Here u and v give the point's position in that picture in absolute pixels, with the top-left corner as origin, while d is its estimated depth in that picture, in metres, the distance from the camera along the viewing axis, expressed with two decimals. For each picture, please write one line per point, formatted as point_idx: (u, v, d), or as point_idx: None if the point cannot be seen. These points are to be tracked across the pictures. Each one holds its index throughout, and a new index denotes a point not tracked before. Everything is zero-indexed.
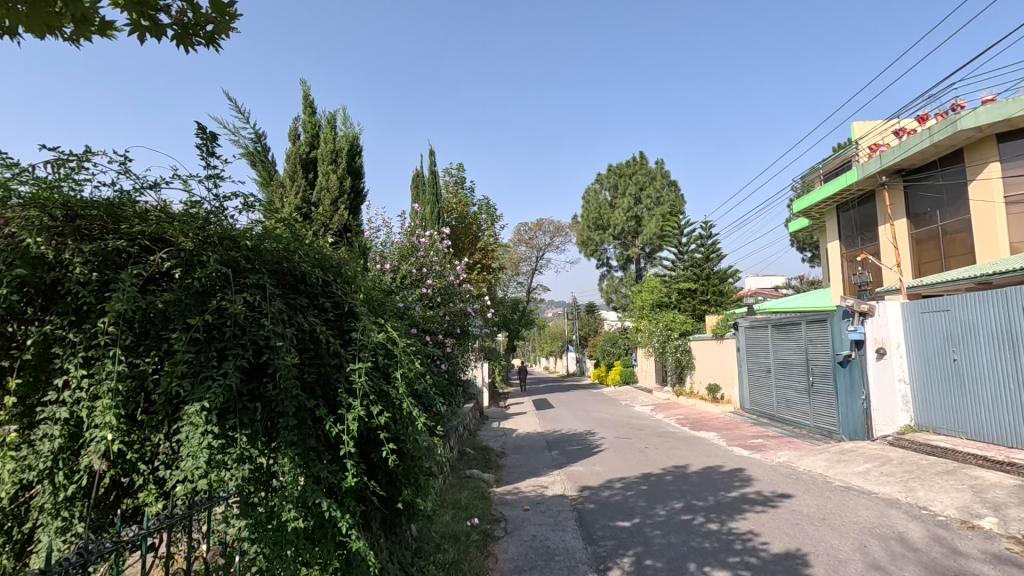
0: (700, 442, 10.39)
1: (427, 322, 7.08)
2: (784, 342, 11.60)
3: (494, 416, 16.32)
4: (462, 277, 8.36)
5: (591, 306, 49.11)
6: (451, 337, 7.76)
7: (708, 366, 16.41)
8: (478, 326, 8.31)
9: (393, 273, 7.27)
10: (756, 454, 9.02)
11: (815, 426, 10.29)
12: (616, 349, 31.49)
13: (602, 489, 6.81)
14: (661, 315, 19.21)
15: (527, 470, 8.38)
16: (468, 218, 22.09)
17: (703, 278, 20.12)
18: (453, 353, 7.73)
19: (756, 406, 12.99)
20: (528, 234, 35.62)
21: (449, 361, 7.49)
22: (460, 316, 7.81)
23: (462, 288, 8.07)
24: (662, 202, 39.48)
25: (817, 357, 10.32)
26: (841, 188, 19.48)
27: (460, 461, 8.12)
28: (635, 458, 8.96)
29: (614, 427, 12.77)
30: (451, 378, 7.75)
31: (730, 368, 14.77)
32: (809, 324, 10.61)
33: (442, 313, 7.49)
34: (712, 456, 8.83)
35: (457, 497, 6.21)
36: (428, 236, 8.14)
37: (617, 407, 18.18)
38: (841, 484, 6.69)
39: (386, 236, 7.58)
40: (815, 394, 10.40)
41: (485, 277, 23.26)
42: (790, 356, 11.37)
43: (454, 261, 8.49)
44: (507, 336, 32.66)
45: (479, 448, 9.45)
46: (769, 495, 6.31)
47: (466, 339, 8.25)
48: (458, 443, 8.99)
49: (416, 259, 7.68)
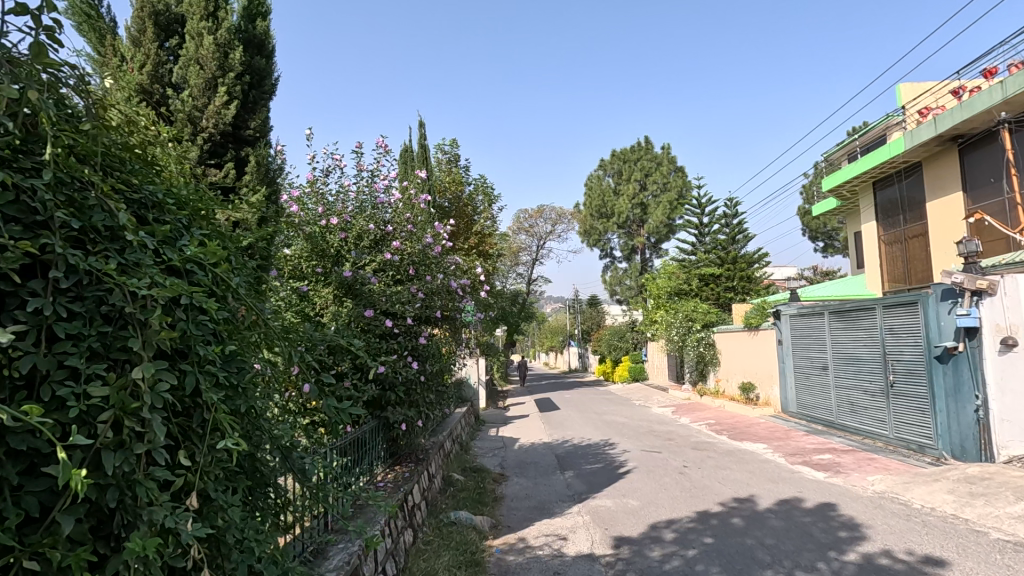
0: (753, 459, 8.18)
1: (386, 306, 4.86)
2: (849, 334, 9.40)
3: (491, 420, 14.13)
4: (447, 245, 6.16)
5: (593, 299, 46.83)
6: (429, 323, 5.48)
7: (739, 363, 14.20)
8: (466, 311, 6.10)
9: (343, 234, 4.98)
10: (837, 479, 6.85)
11: (896, 438, 8.15)
12: (623, 344, 29.26)
13: (649, 548, 4.62)
14: (680, 304, 16.99)
15: (534, 505, 6.13)
16: (463, 199, 19.96)
17: (728, 262, 17.94)
18: (434, 345, 5.52)
19: (806, 409, 10.84)
20: (528, 221, 33.36)
21: (426, 368, 5.31)
22: (441, 296, 5.50)
23: (446, 259, 5.81)
24: (669, 189, 37.23)
25: (898, 351, 8.14)
26: (882, 160, 17.25)
27: (441, 494, 5.95)
28: (677, 485, 6.75)
29: (637, 436, 10.62)
30: (433, 377, 5.55)
31: (769, 365, 12.57)
32: (886, 309, 8.40)
33: (414, 290, 5.16)
34: (781, 484, 6.63)
35: (432, 570, 3.99)
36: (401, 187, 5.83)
37: (631, 408, 16.04)
38: (1006, 539, 4.49)
39: (338, 181, 5.34)
40: (894, 398, 8.23)
41: (482, 265, 21.04)
42: (856, 351, 9.19)
43: (438, 223, 6.27)
44: (506, 329, 30.42)
45: (471, 470, 7.30)
46: (911, 561, 4.10)
47: (449, 329, 5.99)
48: (443, 466, 6.82)
49: (376, 213, 5.34)
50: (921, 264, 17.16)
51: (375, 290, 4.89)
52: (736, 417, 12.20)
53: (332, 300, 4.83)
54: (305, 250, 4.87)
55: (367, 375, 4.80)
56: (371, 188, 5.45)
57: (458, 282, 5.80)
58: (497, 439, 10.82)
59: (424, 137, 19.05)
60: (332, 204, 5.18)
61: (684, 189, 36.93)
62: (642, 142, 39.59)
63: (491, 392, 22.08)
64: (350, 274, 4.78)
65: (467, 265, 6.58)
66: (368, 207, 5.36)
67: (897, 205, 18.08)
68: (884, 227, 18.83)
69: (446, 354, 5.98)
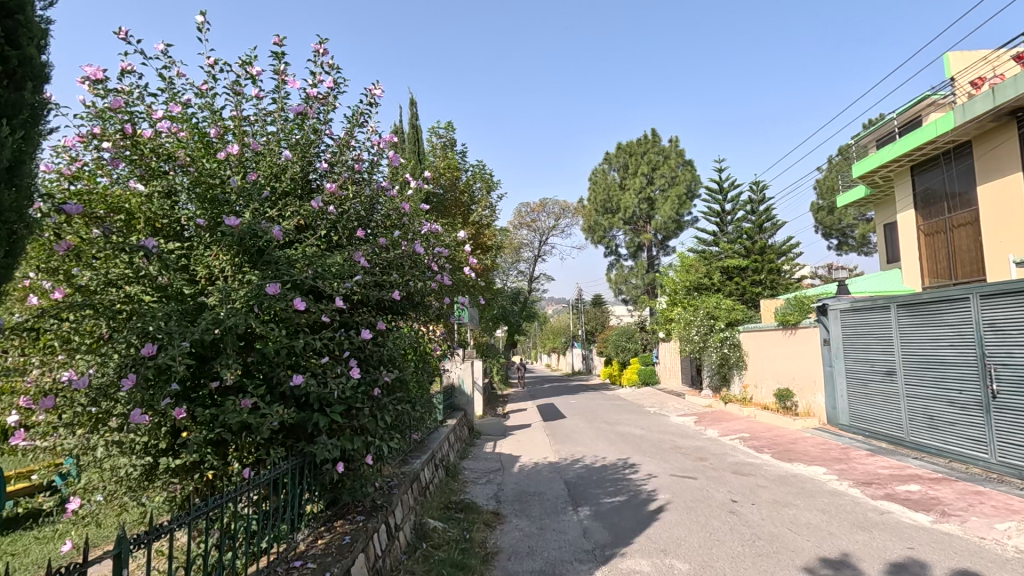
0: (820, 491, 6.39)
1: (306, 280, 3.01)
2: (926, 332, 7.66)
3: (488, 431, 12.34)
4: (423, 207, 4.44)
5: (597, 298, 45.02)
6: (385, 313, 3.74)
7: (772, 366, 12.43)
8: (445, 296, 4.33)
9: (250, 175, 3.22)
10: (949, 524, 5.08)
11: (1001, 465, 6.40)
12: (631, 345, 27.29)
13: None
14: (700, 300, 15.19)
15: (539, 570, 4.31)
16: (458, 186, 18.28)
17: (755, 253, 16.18)
18: (401, 344, 3.75)
19: (862, 423, 9.07)
20: (529, 215, 31.46)
21: (385, 377, 3.47)
22: (404, 269, 3.70)
23: (419, 224, 4.10)
24: (677, 182, 35.33)
25: (1004, 354, 6.37)
26: (924, 141, 15.47)
27: (406, 559, 4.15)
28: (735, 535, 4.96)
29: (663, 455, 8.87)
30: (396, 389, 3.80)
31: (810, 368, 10.80)
32: (985, 299, 6.65)
33: (358, 258, 3.37)
34: (879, 534, 4.85)
35: None
36: (360, 119, 4.03)
37: (647, 416, 14.30)
38: None
39: (251, 98, 3.55)
40: (997, 413, 6.46)
41: (479, 259, 19.29)
42: (936, 353, 7.46)
43: (411, 178, 4.54)
44: (507, 329, 28.66)
45: (455, 512, 5.53)
46: None
47: (421, 321, 4.20)
48: (417, 509, 5.04)
49: (308, 149, 3.58)
50: (968, 256, 15.41)
51: (296, 255, 3.13)
52: (773, 429, 10.44)
53: (226, 272, 3.07)
54: (182, 188, 3.13)
55: (277, 390, 3.04)
56: (304, 110, 3.66)
57: (440, 251, 4.08)
58: (492, 458, 9.04)
59: (416, 117, 17.39)
60: (240, 130, 3.43)
61: (693, 183, 35.17)
62: (649, 135, 37.84)
63: (490, 397, 20.33)
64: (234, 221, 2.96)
65: (457, 236, 4.82)
66: (301, 137, 3.59)
67: (939, 192, 16.32)
68: (923, 215, 17.05)
69: (421, 358, 4.19)
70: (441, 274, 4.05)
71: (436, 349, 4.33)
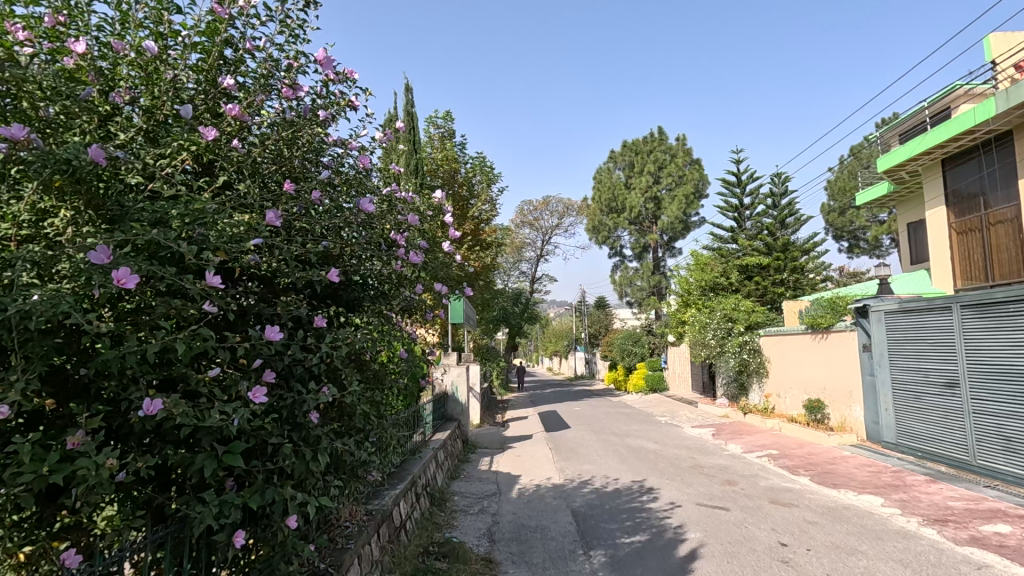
0: (886, 532, 5.22)
1: (172, 245, 1.86)
2: (997, 338, 6.54)
3: (485, 444, 11.16)
4: (392, 166, 3.31)
5: (601, 301, 43.89)
6: (320, 308, 2.63)
7: (799, 374, 11.27)
8: (421, 288, 3.16)
9: (114, 95, 2.17)
10: None
11: None
12: (638, 349, 26.02)
13: None
14: (717, 301, 14.04)
15: None
16: (457, 179, 17.18)
17: (778, 249, 15.02)
18: (350, 351, 2.62)
19: (913, 441, 7.90)
20: (532, 214, 30.26)
21: (320, 401, 2.31)
22: (349, 241, 2.56)
23: (380, 186, 2.98)
24: (685, 181, 34.15)
25: None
26: (959, 132, 14.32)
27: None
28: None
29: (684, 477, 7.71)
30: (340, 414, 2.66)
31: (846, 377, 9.63)
32: None
33: (272, 219, 2.24)
34: None
35: None
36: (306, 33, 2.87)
37: (659, 427, 13.14)
38: None
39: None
40: None
41: (478, 256, 18.17)
42: (1011, 362, 6.33)
43: (376, 128, 3.40)
44: (507, 332, 27.52)
45: (435, 563, 4.36)
46: None
47: (387, 320, 3.06)
48: (383, 566, 3.87)
49: (214, 68, 2.45)
50: (1007, 255, 14.26)
51: (167, 209, 1.99)
52: (805, 445, 9.27)
53: (58, 232, 1.97)
54: None
55: (130, 421, 1.91)
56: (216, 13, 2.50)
57: (415, 220, 2.92)
58: (488, 479, 7.88)
59: (412, 104, 16.33)
60: (93, 23, 2.25)
61: (701, 183, 34.05)
62: (656, 133, 36.74)
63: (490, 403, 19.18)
64: (20, 132, 1.82)
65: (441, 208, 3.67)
66: (206, 50, 2.47)
67: (974, 187, 15.16)
68: (955, 212, 15.88)
69: (388, 371, 3.05)
70: (415, 256, 2.92)
71: (409, 364, 3.18)
